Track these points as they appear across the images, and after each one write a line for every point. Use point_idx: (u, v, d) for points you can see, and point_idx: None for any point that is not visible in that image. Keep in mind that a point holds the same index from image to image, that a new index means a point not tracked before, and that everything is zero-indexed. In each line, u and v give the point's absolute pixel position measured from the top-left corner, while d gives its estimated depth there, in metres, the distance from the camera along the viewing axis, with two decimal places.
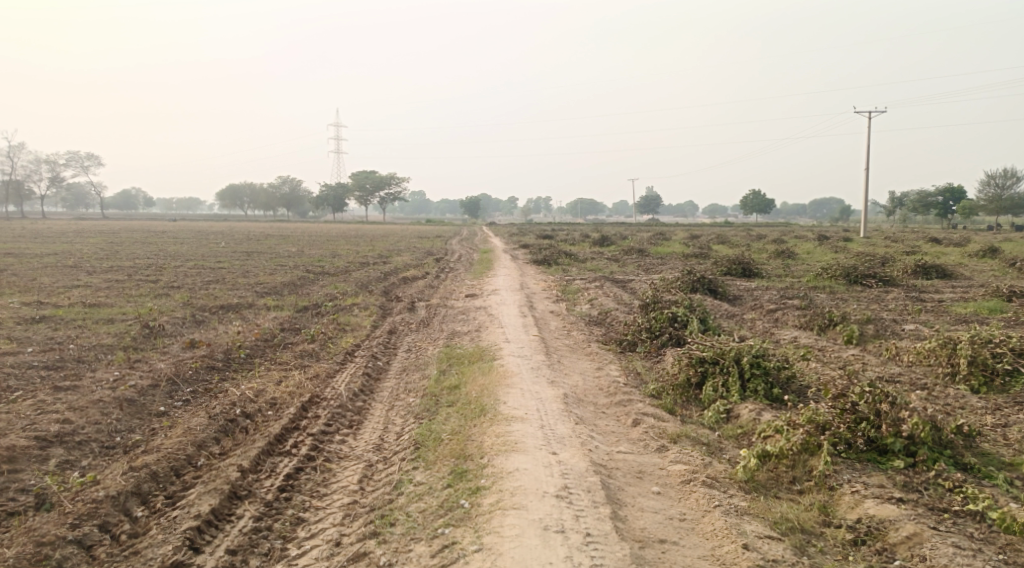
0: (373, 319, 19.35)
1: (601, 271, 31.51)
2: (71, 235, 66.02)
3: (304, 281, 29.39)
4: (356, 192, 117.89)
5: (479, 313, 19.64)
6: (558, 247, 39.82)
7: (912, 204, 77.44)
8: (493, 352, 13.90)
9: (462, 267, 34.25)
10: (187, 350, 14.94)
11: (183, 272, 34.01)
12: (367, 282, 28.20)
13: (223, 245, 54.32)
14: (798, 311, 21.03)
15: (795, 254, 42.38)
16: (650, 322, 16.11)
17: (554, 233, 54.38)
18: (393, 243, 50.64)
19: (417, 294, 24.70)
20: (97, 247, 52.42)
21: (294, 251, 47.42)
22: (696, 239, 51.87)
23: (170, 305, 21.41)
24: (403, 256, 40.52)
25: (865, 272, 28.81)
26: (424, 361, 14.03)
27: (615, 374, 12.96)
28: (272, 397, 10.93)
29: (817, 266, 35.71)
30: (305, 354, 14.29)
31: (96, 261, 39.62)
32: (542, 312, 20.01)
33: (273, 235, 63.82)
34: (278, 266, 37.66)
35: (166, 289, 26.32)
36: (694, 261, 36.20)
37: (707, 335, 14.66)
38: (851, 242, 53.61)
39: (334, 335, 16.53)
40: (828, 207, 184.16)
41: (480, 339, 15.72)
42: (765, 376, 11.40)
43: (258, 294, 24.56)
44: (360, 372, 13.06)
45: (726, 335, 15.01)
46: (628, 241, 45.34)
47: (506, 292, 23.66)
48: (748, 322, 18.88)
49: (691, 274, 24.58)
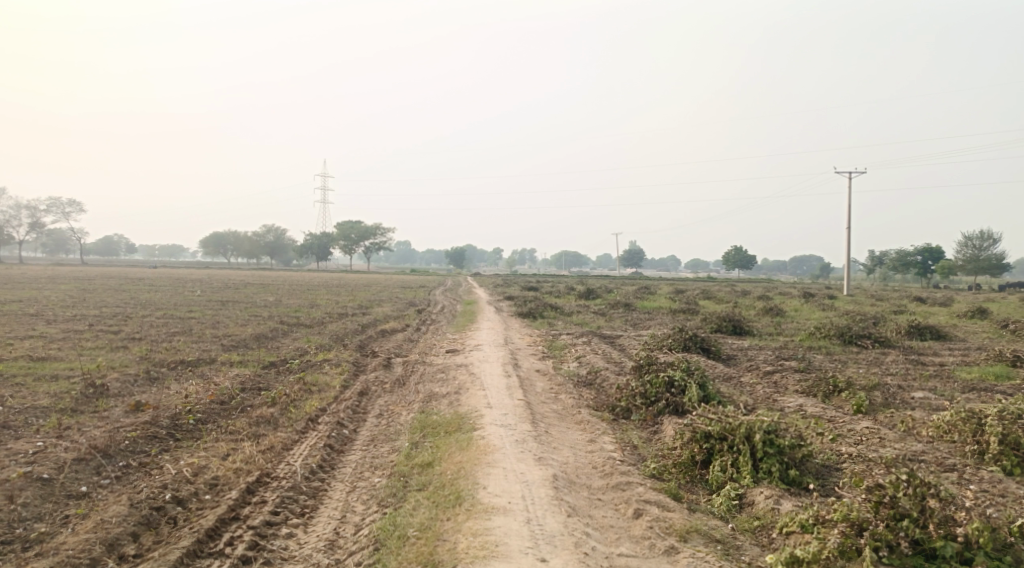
0: (344, 377, 17.83)
1: (588, 326, 30.22)
2: (43, 280, 64.20)
3: (275, 333, 27.83)
4: (340, 241, 116.62)
5: (459, 373, 18.18)
6: (541, 299, 38.59)
7: (893, 262, 77.26)
8: (473, 420, 12.44)
9: (442, 320, 32.86)
10: (130, 415, 13.37)
11: (149, 322, 32.29)
12: (341, 335, 26.73)
13: (198, 293, 52.62)
14: (798, 374, 19.77)
15: (784, 311, 41.40)
16: (645, 387, 14.75)
17: (538, 285, 53.26)
18: (373, 293, 49.29)
19: (394, 349, 23.24)
20: (66, 294, 50.54)
21: (271, 300, 45.80)
22: (682, 294, 50.88)
23: (125, 361, 19.76)
24: (383, 307, 39.09)
25: (861, 332, 27.74)
26: (395, 430, 12.55)
27: (610, 449, 11.53)
28: (212, 477, 9.44)
29: (808, 325, 34.65)
30: (263, 421, 12.77)
31: (61, 310, 37.79)
32: (526, 371, 18.60)
33: (252, 283, 62.49)
34: (251, 316, 36.10)
35: (125, 341, 24.62)
36: (682, 317, 35.05)
37: (710, 405, 13.32)
38: (838, 299, 52.76)
39: (297, 397, 14.96)
40: (809, 264, 185.19)
41: (458, 403, 14.26)
42: (780, 454, 10.05)
43: (224, 348, 22.97)
44: (323, 442, 11.54)
45: (729, 405, 13.67)
46: (614, 294, 44.19)
47: (488, 348, 22.25)
48: (747, 387, 17.58)
49: (683, 332, 23.31)
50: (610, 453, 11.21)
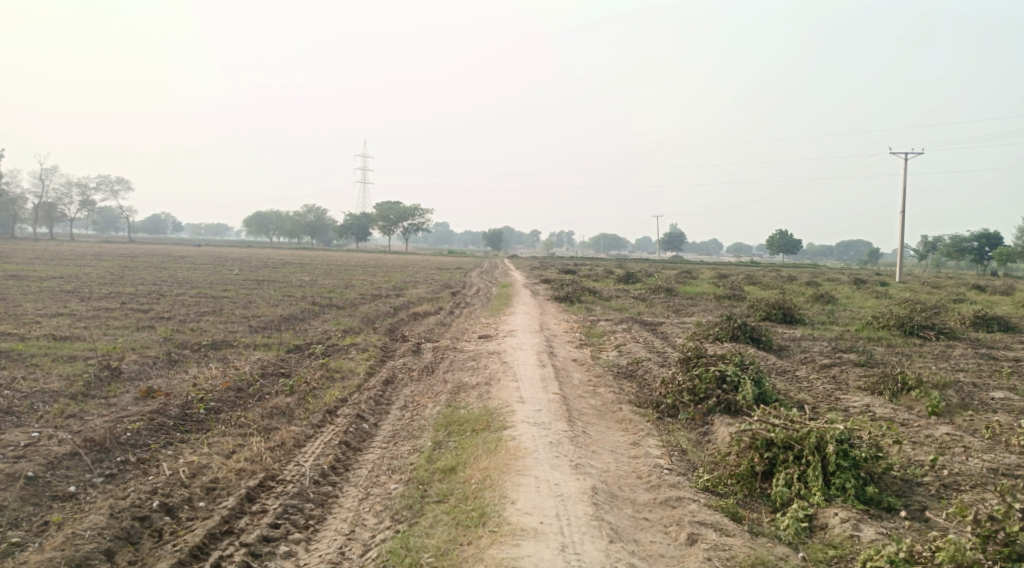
0: (370, 363, 16.85)
1: (629, 312, 28.92)
2: (87, 257, 64.64)
3: (306, 314, 26.99)
4: (380, 222, 116.30)
5: (492, 361, 17.04)
6: (581, 283, 37.38)
7: (946, 249, 74.56)
8: (504, 417, 11.32)
9: (478, 302, 31.83)
10: (139, 402, 12.48)
11: (182, 301, 31.72)
12: (373, 317, 25.81)
13: (236, 272, 52.25)
14: (858, 369, 18.33)
15: (835, 299, 39.62)
16: (694, 383, 13.50)
17: (578, 268, 51.97)
18: (410, 274, 48.42)
19: (426, 333, 22.19)
20: (107, 271, 50.51)
21: (307, 280, 45.19)
22: (724, 278, 49.08)
23: (147, 341, 18.99)
24: (419, 288, 38.27)
25: (922, 323, 25.99)
26: (419, 425, 11.48)
27: (656, 454, 10.32)
28: (211, 479, 8.45)
29: (862, 314, 32.92)
30: (277, 412, 11.77)
31: (96, 287, 37.45)
32: (563, 361, 17.40)
33: (291, 263, 62.27)
34: (286, 296, 35.47)
35: (152, 320, 23.93)
36: (728, 303, 33.57)
37: (766, 406, 12.06)
38: (890, 286, 50.64)
39: (318, 385, 13.96)
40: (856, 249, 180.80)
41: (490, 396, 13.15)
42: (853, 468, 8.84)
43: (251, 329, 22.14)
44: (339, 439, 10.48)
45: (788, 406, 12.37)
46: (655, 279, 42.83)
47: (524, 334, 21.06)
48: (804, 383, 16.22)
49: (731, 321, 21.92)
50: (656, 460, 10.00)
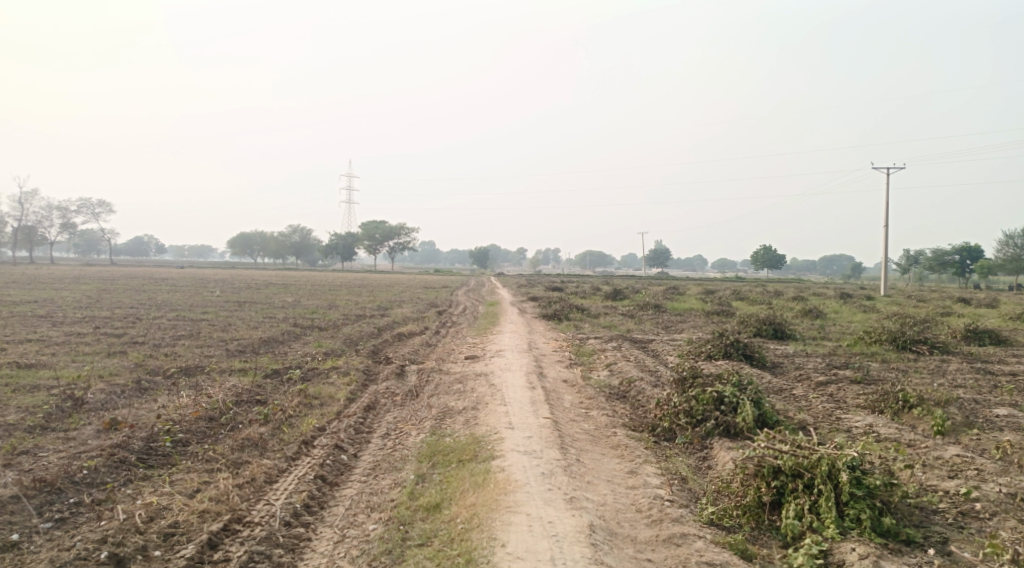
0: (350, 388, 16.12)
1: (617, 329, 28.31)
2: (66, 281, 63.36)
3: (286, 337, 26.15)
4: (364, 241, 115.39)
5: (478, 384, 16.35)
6: (568, 300, 36.77)
7: (930, 262, 74.56)
8: (492, 446, 10.64)
9: (464, 322, 31.12)
10: (101, 436, 11.67)
11: (158, 324, 30.80)
12: (356, 339, 25.05)
13: (218, 294, 51.29)
14: (856, 386, 17.77)
15: (824, 313, 39.16)
16: (690, 404, 12.89)
17: (565, 286, 51.36)
18: (395, 294, 47.71)
19: (410, 355, 21.45)
20: (84, 295, 49.39)
21: (290, 301, 44.31)
22: (711, 294, 48.65)
23: (116, 367, 18.09)
24: (404, 308, 37.55)
25: (915, 337, 25.52)
26: (401, 456, 10.78)
27: (654, 484, 9.68)
28: (171, 523, 7.80)
29: (853, 328, 32.46)
30: (249, 444, 11.02)
31: (71, 311, 36.36)
32: (552, 382, 16.72)
33: (274, 284, 61.34)
34: (266, 318, 34.61)
35: (125, 345, 23.05)
36: (718, 319, 33.03)
37: (769, 430, 11.47)
38: (878, 300, 50.31)
39: (295, 413, 13.20)
40: (840, 263, 181.71)
41: (476, 422, 12.46)
42: (867, 497, 8.22)
43: (228, 353, 21.31)
44: (314, 473, 9.75)
45: (791, 430, 11.77)
46: (642, 295, 42.25)
47: (511, 355, 20.37)
48: (803, 402, 15.66)
49: (723, 337, 21.34)
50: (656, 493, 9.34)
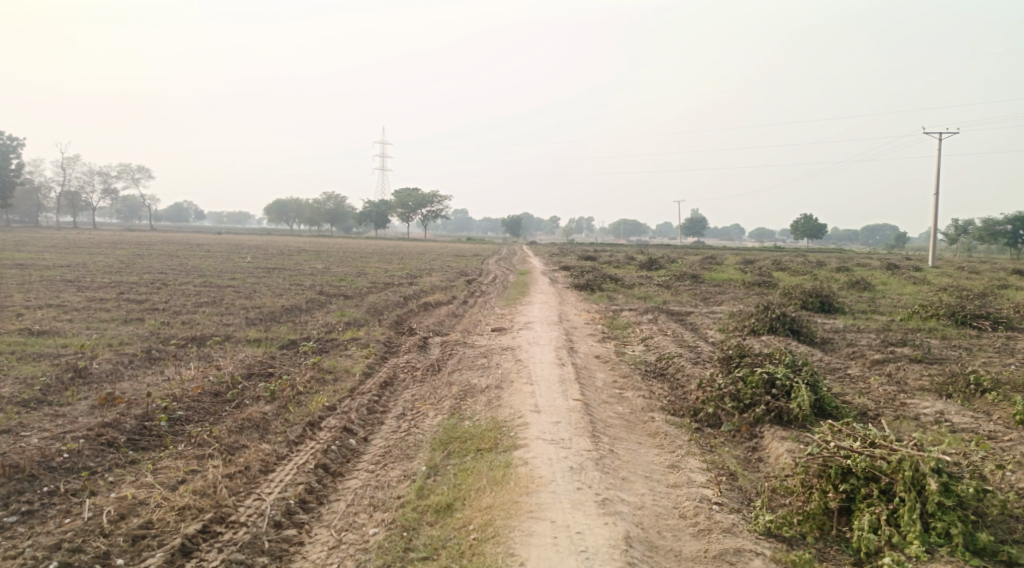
0: (368, 361, 15.08)
1: (654, 301, 26.96)
2: (101, 246, 63.34)
3: (310, 305, 25.20)
4: (399, 209, 114.41)
5: (505, 359, 15.24)
6: (602, 270, 35.44)
7: (979, 233, 71.61)
8: (515, 434, 9.55)
9: (494, 291, 29.96)
10: (94, 412, 10.70)
11: (182, 291, 30.08)
12: (381, 308, 24.05)
13: (249, 260, 50.72)
14: (916, 367, 16.36)
15: (872, 285, 37.36)
16: (738, 388, 11.68)
17: (599, 255, 49.97)
18: (426, 261, 46.75)
19: (435, 325, 20.39)
20: (116, 260, 49.12)
21: (320, 268, 43.53)
22: (751, 264, 46.80)
23: (128, 336, 17.25)
24: (434, 276, 36.55)
25: (975, 312, 23.88)
26: (415, 442, 9.72)
27: (700, 483, 8.50)
28: (143, 523, 7.15)
29: (905, 301, 30.74)
30: (250, 426, 9.98)
31: (99, 276, 35.80)
32: (584, 358, 15.53)
33: (307, 250, 60.83)
34: (294, 285, 33.86)
35: (144, 312, 22.26)
36: (759, 291, 31.51)
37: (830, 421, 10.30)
38: (927, 271, 48.08)
39: (305, 390, 12.18)
40: (882, 233, 177.11)
41: (500, 404, 11.35)
42: (958, 508, 7.25)
43: (247, 322, 20.42)
44: (314, 461, 8.65)
45: (853, 423, 10.54)
46: (679, 265, 40.73)
47: (542, 327, 19.20)
48: (860, 384, 14.33)
49: (769, 311, 19.95)
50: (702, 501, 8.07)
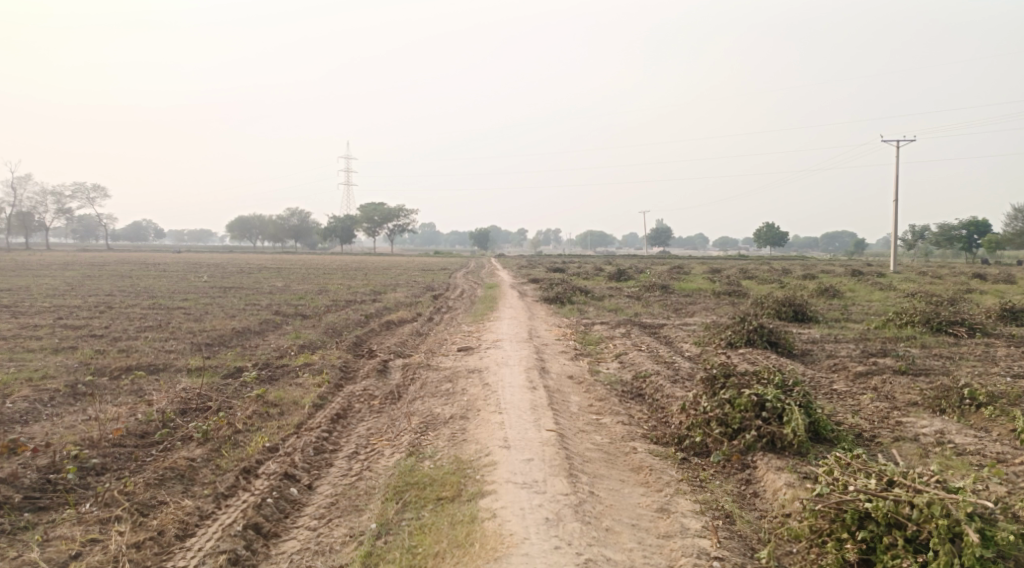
0: (320, 390, 13.72)
1: (625, 313, 25.90)
2: (53, 267, 60.84)
3: (263, 327, 23.70)
4: (363, 224, 112.65)
5: (470, 383, 13.99)
6: (570, 282, 34.35)
7: (937, 238, 71.98)
8: (482, 478, 8.31)
9: (460, 307, 28.70)
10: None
11: (129, 314, 28.33)
12: (338, 329, 22.66)
13: (206, 279, 48.79)
14: (904, 379, 15.44)
15: (842, 292, 36.77)
16: (725, 411, 10.57)
17: (565, 267, 48.93)
18: (390, 276, 45.34)
19: (396, 347, 19.07)
20: (64, 282, 46.83)
21: (280, 286, 41.89)
22: (719, 273, 46.07)
23: (55, 367, 15.69)
24: (398, 292, 35.20)
25: (951, 318, 23.14)
26: (366, 490, 8.44)
27: (695, 531, 7.38)
28: None
29: (877, 308, 30.07)
30: (173, 478, 8.62)
31: (42, 300, 33.75)
32: (556, 380, 14.32)
33: (267, 267, 58.94)
34: (250, 305, 32.25)
35: (82, 339, 20.63)
36: (731, 301, 30.62)
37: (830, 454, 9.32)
38: (893, 277, 47.78)
39: (244, 428, 10.84)
40: (842, 239, 179.38)
41: (463, 438, 10.12)
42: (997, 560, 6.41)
43: (192, 347, 18.93)
44: (243, 521, 7.60)
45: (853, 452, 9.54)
46: (647, 275, 39.84)
47: (509, 345, 17.99)
48: (850, 401, 13.32)
49: (746, 322, 18.95)
50: (698, 559, 6.98)
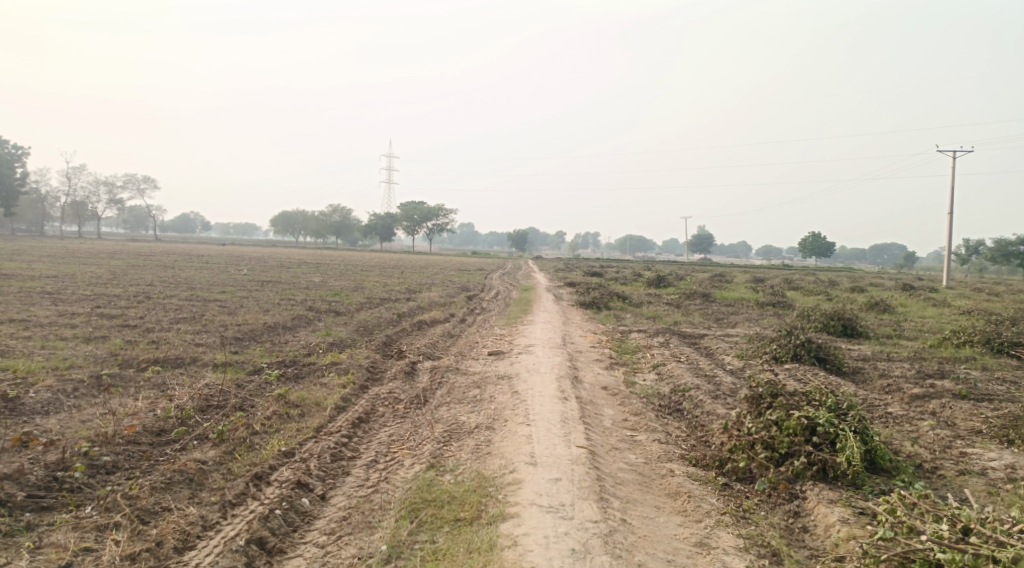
0: (344, 391, 13.20)
1: (665, 322, 25.07)
2: (98, 255, 61.60)
3: (295, 323, 23.33)
4: (404, 223, 112.84)
5: (500, 390, 13.37)
6: (608, 287, 33.54)
7: (991, 254, 69.42)
8: (504, 506, 7.76)
9: (495, 309, 28.11)
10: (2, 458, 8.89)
11: (165, 305, 28.22)
12: (370, 328, 22.20)
13: (245, 272, 48.85)
14: (963, 405, 14.46)
15: (892, 307, 35.39)
16: (772, 434, 9.83)
17: (605, 271, 48.07)
18: (427, 276, 44.90)
19: (427, 348, 18.53)
20: (107, 270, 47.18)
21: (317, 282, 41.67)
22: (763, 283, 44.78)
23: (82, 357, 15.39)
24: (434, 292, 34.73)
25: (1012, 339, 21.91)
26: (381, 505, 7.93)
27: None
28: None
29: (930, 325, 28.78)
30: (181, 482, 8.12)
31: (82, 288, 33.81)
32: (589, 390, 13.62)
33: (306, 263, 58.96)
34: (285, 300, 32.02)
35: (114, 329, 20.41)
36: (776, 312, 29.56)
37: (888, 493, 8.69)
38: (945, 293, 46.03)
39: (262, 429, 10.35)
40: (890, 252, 175.21)
41: (489, 451, 9.51)
42: None
43: (222, 341, 18.58)
44: (247, 534, 7.37)
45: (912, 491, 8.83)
46: (689, 282, 38.90)
47: (543, 351, 17.32)
48: (906, 427, 12.43)
49: (793, 336, 18.05)
50: None
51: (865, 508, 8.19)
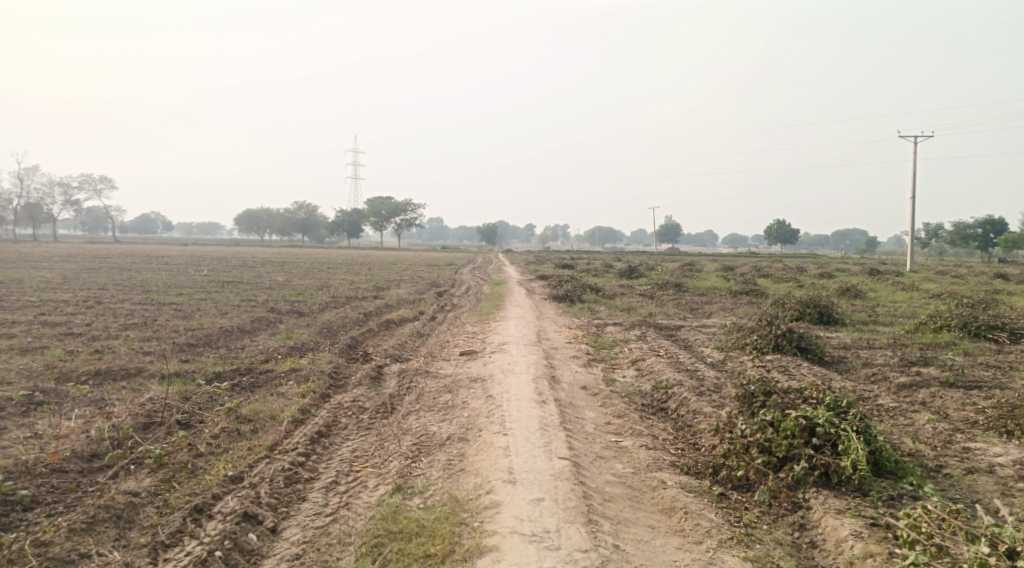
0: (302, 400, 12.17)
1: (640, 314, 24.30)
2: (51, 258, 59.48)
3: (255, 326, 22.15)
4: (370, 219, 111.17)
5: (472, 395, 12.43)
6: (580, 279, 32.74)
7: (951, 237, 70.00)
8: (471, 540, 7.00)
9: (465, 305, 27.16)
10: None
11: (118, 310, 26.81)
12: (334, 329, 21.10)
13: (206, 273, 47.20)
14: (953, 393, 13.80)
15: (864, 292, 35.05)
16: (769, 436, 8.99)
17: (575, 263, 47.25)
18: (394, 272, 43.74)
19: (393, 349, 17.53)
20: (60, 274, 45.30)
21: (280, 281, 40.35)
22: (734, 271, 44.31)
23: (16, 371, 14.15)
24: (401, 288, 33.61)
25: (990, 322, 21.45)
26: (339, 539, 7.17)
27: None
28: None
29: (903, 310, 28.42)
30: (107, 520, 7.27)
31: (30, 295, 32.14)
32: (568, 391, 12.72)
33: (270, 261, 57.42)
34: (246, 301, 30.72)
35: (57, 338, 19.06)
36: (750, 301, 28.98)
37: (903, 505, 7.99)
38: (913, 277, 46.02)
39: (209, 450, 9.34)
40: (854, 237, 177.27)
41: (461, 466, 8.60)
42: None
43: (174, 348, 17.39)
44: None
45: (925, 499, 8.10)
46: (660, 272, 38.27)
47: (516, 349, 16.41)
48: (901, 421, 11.71)
49: (773, 326, 17.32)
50: None
51: (884, 520, 7.52)
